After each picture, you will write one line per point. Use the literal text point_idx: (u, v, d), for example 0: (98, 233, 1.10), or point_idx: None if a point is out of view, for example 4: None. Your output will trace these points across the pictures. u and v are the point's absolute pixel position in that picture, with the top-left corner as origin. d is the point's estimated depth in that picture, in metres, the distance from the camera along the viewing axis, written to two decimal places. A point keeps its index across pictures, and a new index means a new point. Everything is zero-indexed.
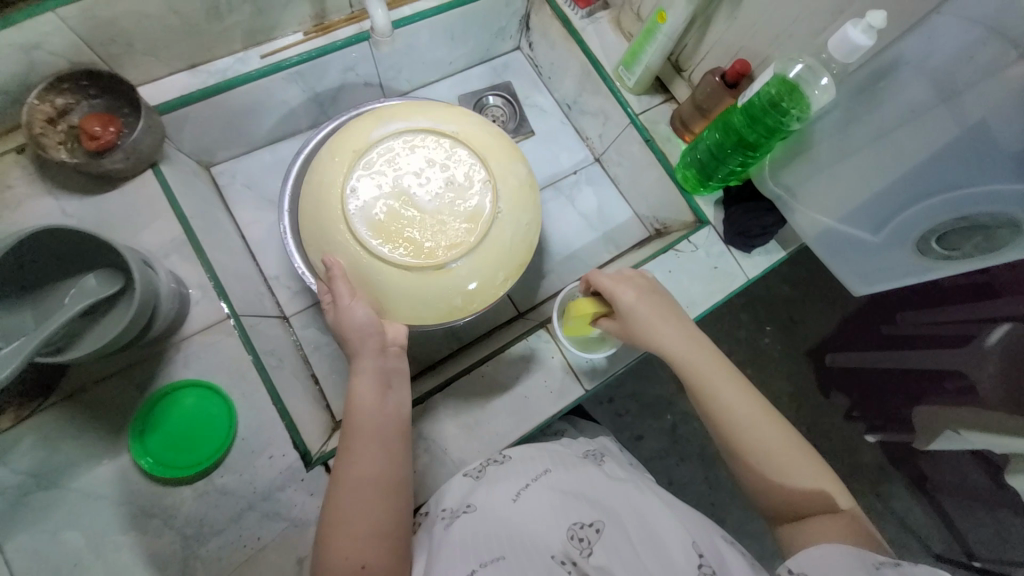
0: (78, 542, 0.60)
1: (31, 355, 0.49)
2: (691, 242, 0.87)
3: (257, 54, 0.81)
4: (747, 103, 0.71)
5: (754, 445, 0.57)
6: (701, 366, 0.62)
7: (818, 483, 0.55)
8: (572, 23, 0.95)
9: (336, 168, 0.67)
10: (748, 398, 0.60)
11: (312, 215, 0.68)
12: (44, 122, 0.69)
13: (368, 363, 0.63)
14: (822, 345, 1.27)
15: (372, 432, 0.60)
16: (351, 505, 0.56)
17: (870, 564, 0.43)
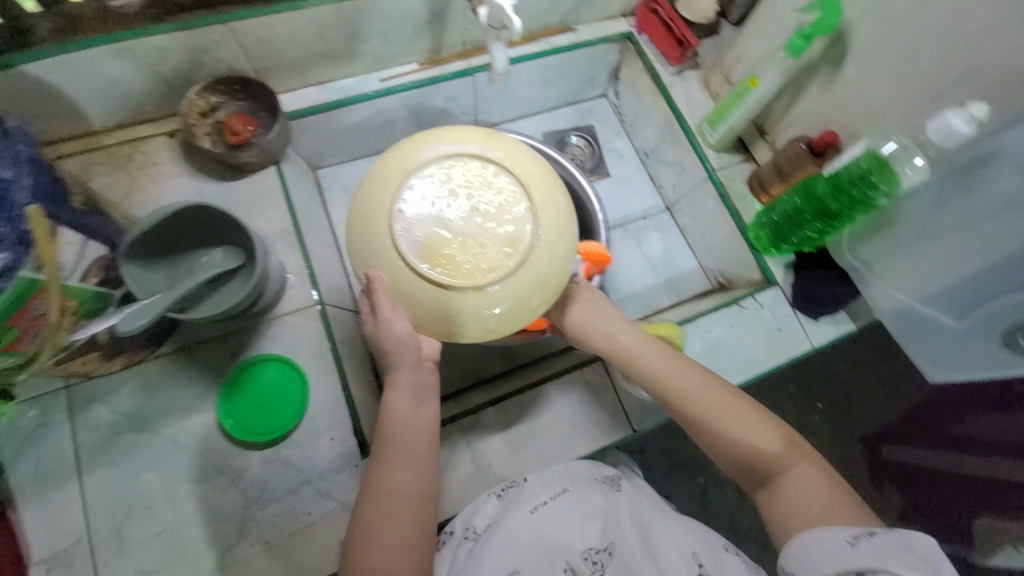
0: (156, 484, 0.66)
1: (161, 311, 0.56)
2: (756, 300, 0.87)
3: (376, 77, 0.91)
4: (834, 173, 0.72)
5: (715, 425, 0.62)
6: (653, 359, 0.68)
7: (778, 446, 0.59)
8: (662, 79, 0.99)
9: (382, 184, 0.63)
10: (697, 378, 0.65)
11: (356, 228, 0.64)
12: (198, 115, 0.80)
13: (408, 375, 0.66)
14: (878, 436, 1.21)
15: (410, 445, 0.64)
16: (390, 512, 0.59)
17: (845, 543, 0.48)
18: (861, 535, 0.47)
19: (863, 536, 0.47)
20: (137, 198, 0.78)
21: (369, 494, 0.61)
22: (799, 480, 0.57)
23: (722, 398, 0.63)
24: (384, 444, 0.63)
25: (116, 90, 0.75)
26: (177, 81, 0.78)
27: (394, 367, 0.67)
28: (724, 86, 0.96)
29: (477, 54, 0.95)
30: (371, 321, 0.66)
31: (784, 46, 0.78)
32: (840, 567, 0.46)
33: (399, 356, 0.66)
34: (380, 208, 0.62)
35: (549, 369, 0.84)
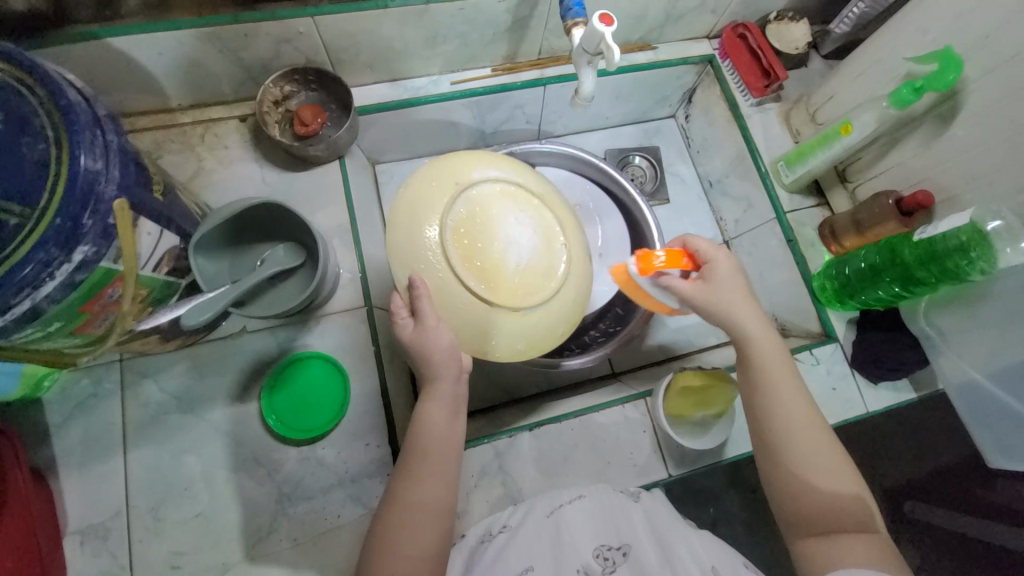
0: (197, 467, 0.67)
1: (223, 306, 0.57)
2: (813, 354, 0.82)
3: (448, 80, 0.90)
4: (929, 240, 0.68)
5: (800, 452, 0.59)
6: (769, 367, 0.63)
7: (852, 500, 0.57)
8: (740, 109, 0.94)
9: (433, 193, 0.62)
10: (802, 399, 0.61)
11: (399, 231, 0.62)
12: (270, 103, 0.80)
13: (444, 392, 0.64)
14: (903, 489, 1.15)
15: (437, 455, 0.62)
16: (414, 525, 0.59)
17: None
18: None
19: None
20: (204, 179, 0.79)
21: (392, 501, 0.61)
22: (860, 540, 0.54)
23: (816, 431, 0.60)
24: (413, 453, 0.62)
25: (196, 72, 0.75)
26: (255, 67, 0.78)
27: (429, 378, 0.64)
28: (807, 124, 0.91)
29: (551, 64, 0.92)
30: (408, 327, 0.62)
31: (887, 94, 0.73)
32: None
33: (434, 368, 0.63)
34: (432, 216, 0.61)
35: (588, 400, 0.82)
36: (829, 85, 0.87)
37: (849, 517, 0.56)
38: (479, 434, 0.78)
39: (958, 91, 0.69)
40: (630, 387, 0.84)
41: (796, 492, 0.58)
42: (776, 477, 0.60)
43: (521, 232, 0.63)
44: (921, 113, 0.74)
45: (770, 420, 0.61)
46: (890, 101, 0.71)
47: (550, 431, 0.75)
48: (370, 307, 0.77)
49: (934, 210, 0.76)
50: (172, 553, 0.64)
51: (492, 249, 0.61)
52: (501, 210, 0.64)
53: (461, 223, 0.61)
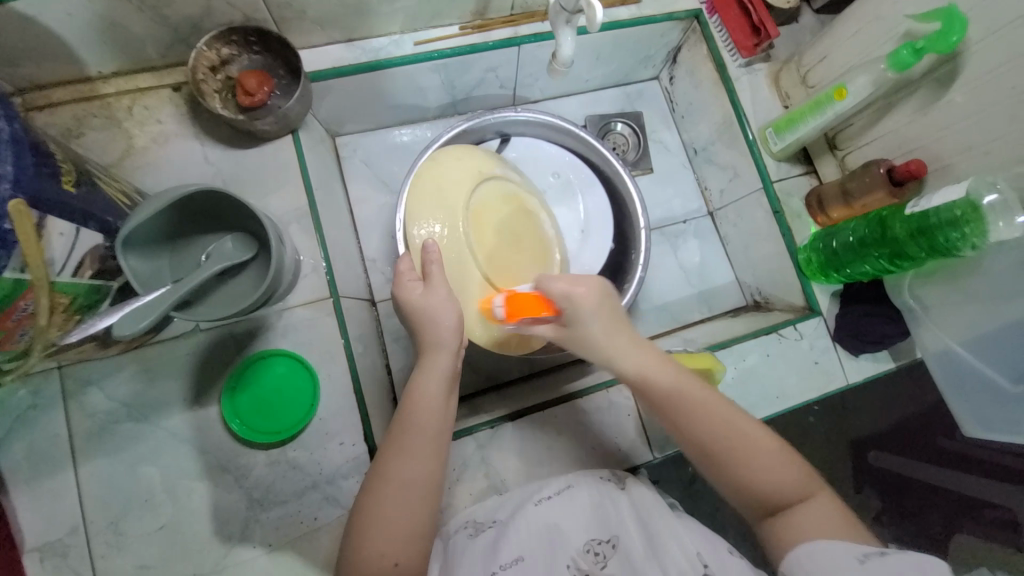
0: (156, 478, 0.63)
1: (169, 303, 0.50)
2: (797, 329, 0.81)
3: (411, 40, 0.81)
4: (921, 214, 0.66)
5: (725, 456, 0.58)
6: (673, 381, 0.61)
7: (797, 475, 0.57)
8: (727, 70, 0.88)
9: (460, 178, 0.74)
10: (704, 401, 0.60)
11: (422, 200, 0.73)
12: (207, 69, 0.71)
13: (445, 364, 0.62)
14: (871, 441, 1.17)
15: (431, 430, 0.60)
16: (400, 503, 0.56)
17: (855, 558, 0.47)
18: (873, 556, 0.47)
19: (874, 557, 0.47)
20: (136, 160, 0.70)
21: (381, 479, 0.57)
22: (813, 511, 0.54)
23: (740, 425, 0.59)
24: (404, 428, 0.59)
25: (115, 33, 0.65)
26: (184, 27, 0.67)
27: (430, 350, 0.63)
28: (797, 88, 0.86)
29: (524, 21, 0.83)
30: (413, 291, 0.64)
31: (884, 56, 0.68)
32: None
33: (440, 337, 0.62)
34: (455, 198, 0.73)
35: (568, 386, 0.79)
36: (821, 44, 0.81)
37: (798, 490, 0.56)
38: (459, 425, 0.75)
39: (958, 53, 0.65)
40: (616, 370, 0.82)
41: (737, 487, 0.57)
42: (719, 480, 0.59)
43: (521, 228, 0.77)
44: (918, 76, 0.70)
45: (691, 437, 0.60)
46: (888, 64, 0.68)
47: (534, 419, 0.73)
48: (338, 298, 0.71)
49: (925, 180, 0.74)
50: (137, 568, 0.60)
51: (500, 236, 0.75)
52: (511, 208, 0.77)
53: (478, 211, 0.74)
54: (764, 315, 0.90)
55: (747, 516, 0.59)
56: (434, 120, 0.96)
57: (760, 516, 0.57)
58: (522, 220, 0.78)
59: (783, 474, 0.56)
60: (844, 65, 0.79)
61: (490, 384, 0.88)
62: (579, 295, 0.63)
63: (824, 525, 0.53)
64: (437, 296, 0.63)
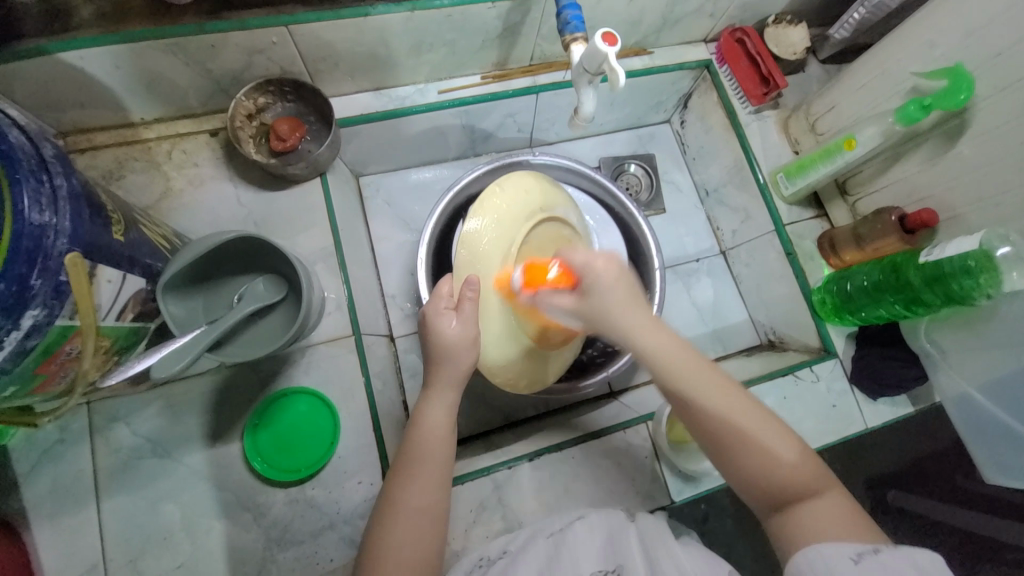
0: (176, 515, 0.63)
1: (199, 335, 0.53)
2: (813, 371, 0.81)
3: (435, 88, 0.85)
4: (934, 262, 0.67)
5: (741, 446, 0.54)
6: (687, 368, 0.56)
7: (808, 468, 0.53)
8: (738, 116, 0.92)
9: (519, 212, 0.73)
10: (719, 389, 0.56)
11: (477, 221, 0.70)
12: (243, 117, 0.75)
13: (450, 396, 0.65)
14: (888, 480, 1.13)
15: (438, 460, 0.60)
16: (410, 534, 0.56)
17: (847, 558, 0.45)
18: (865, 553, 0.45)
19: (866, 554, 0.45)
20: (172, 201, 0.73)
21: (389, 511, 0.57)
22: (819, 508, 0.51)
23: (751, 413, 0.55)
24: (410, 457, 0.60)
25: (161, 85, 0.69)
26: (225, 79, 0.71)
27: (436, 384, 0.64)
28: (806, 134, 0.89)
29: (543, 70, 0.87)
30: (447, 320, 0.64)
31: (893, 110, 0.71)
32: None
33: (447, 373, 0.64)
34: (512, 228, 0.72)
35: (584, 427, 0.79)
36: (830, 95, 0.84)
37: (805, 484, 0.53)
38: (476, 465, 0.75)
39: (965, 108, 0.67)
40: (632, 411, 0.82)
41: (746, 478, 0.54)
42: (727, 467, 0.56)
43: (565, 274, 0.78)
44: (926, 129, 0.73)
45: (702, 424, 0.56)
46: (896, 116, 0.70)
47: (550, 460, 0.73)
48: (359, 336, 0.73)
49: (937, 228, 0.75)
50: None
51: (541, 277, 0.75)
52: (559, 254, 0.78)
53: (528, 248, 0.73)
54: (779, 355, 0.90)
55: (754, 507, 0.56)
56: (454, 161, 1.00)
57: (769, 510, 0.54)
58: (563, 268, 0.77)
59: (794, 467, 0.53)
60: (853, 115, 0.82)
61: (505, 422, 0.88)
62: (599, 263, 0.58)
63: (833, 526, 0.50)
64: (467, 333, 0.64)
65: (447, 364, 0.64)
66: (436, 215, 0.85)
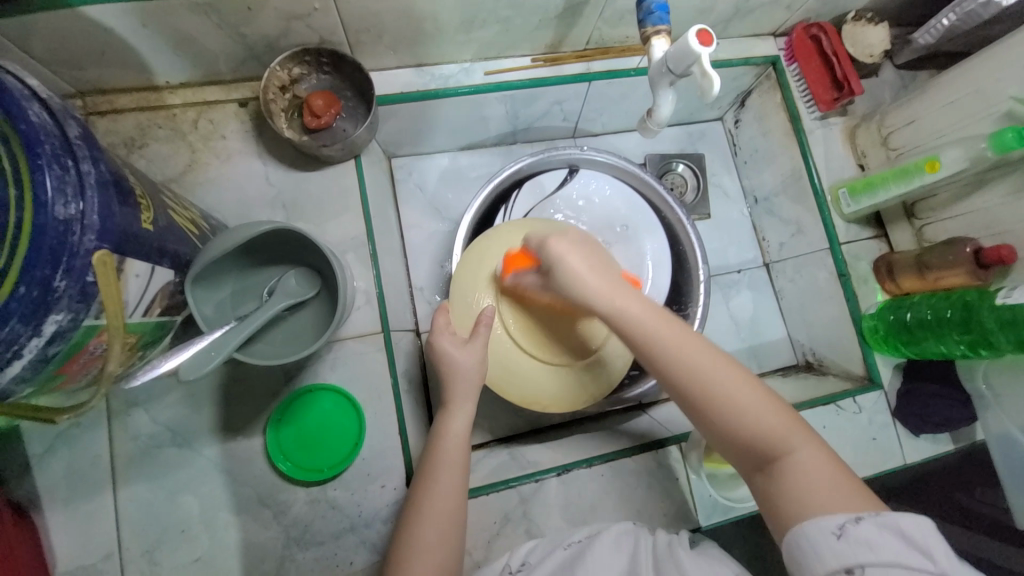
0: (194, 508, 0.61)
1: (223, 338, 0.49)
2: (856, 402, 0.77)
3: (482, 69, 0.78)
4: (1012, 307, 0.63)
5: (708, 401, 0.49)
6: (642, 320, 0.51)
7: (786, 422, 0.48)
8: (802, 122, 0.85)
9: (502, 248, 0.68)
10: (681, 337, 0.51)
11: (466, 267, 0.69)
12: (277, 88, 0.69)
13: (471, 404, 0.61)
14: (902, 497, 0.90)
15: (460, 467, 0.58)
16: (435, 539, 0.53)
17: (830, 534, 0.42)
18: (848, 524, 0.41)
19: (849, 525, 0.41)
20: (197, 176, 0.68)
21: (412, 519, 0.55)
22: (801, 466, 0.46)
23: (723, 369, 0.50)
24: (432, 464, 0.58)
25: (190, 47, 0.63)
26: (259, 46, 0.65)
27: (456, 390, 0.61)
28: (875, 148, 0.83)
29: (598, 57, 0.80)
30: (448, 341, 0.62)
31: (988, 135, 0.66)
32: (829, 566, 0.41)
33: (467, 380, 0.61)
34: (493, 268, 0.68)
35: (613, 443, 0.76)
36: (910, 107, 0.78)
37: (781, 440, 0.48)
38: (501, 474, 0.72)
39: None
40: (665, 429, 0.79)
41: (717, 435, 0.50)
42: (700, 424, 0.51)
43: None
44: (1017, 159, 0.68)
45: (667, 377, 0.51)
46: (989, 143, 0.66)
47: (579, 476, 0.70)
48: (388, 333, 0.69)
49: (1013, 267, 0.70)
50: None
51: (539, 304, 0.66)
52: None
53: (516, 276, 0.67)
54: (818, 378, 0.86)
55: (738, 466, 0.51)
56: (493, 148, 0.94)
57: (750, 469, 0.50)
58: None
59: (766, 423, 0.48)
60: (934, 133, 0.75)
61: (531, 427, 0.86)
62: (553, 240, 0.55)
63: (814, 486, 0.45)
64: (473, 355, 0.61)
65: (461, 378, 0.61)
66: (473, 209, 0.82)
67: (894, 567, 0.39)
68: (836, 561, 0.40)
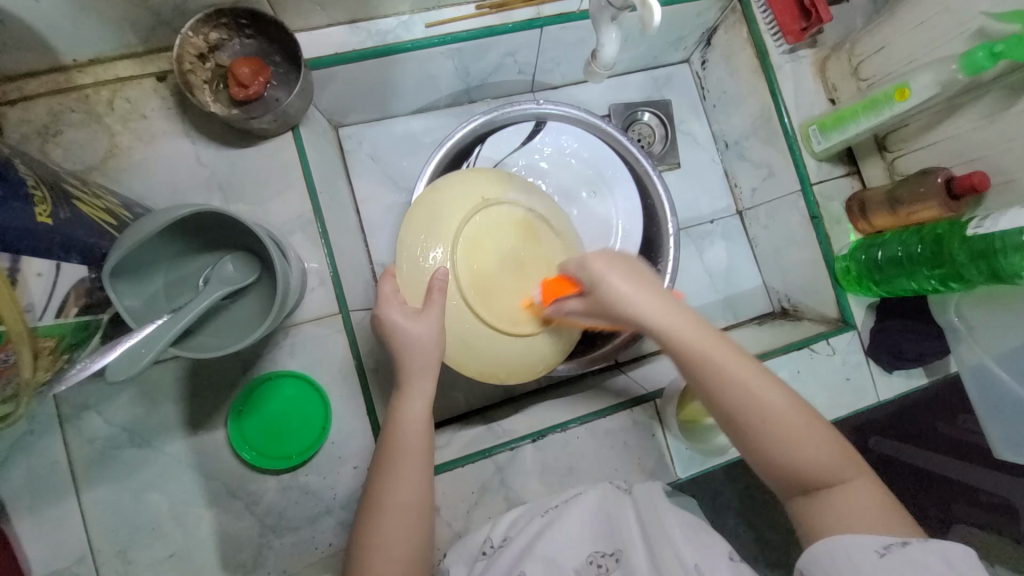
0: (162, 506, 0.60)
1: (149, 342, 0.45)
2: (829, 344, 0.76)
3: (422, 21, 0.72)
4: (984, 237, 0.62)
5: (771, 431, 0.50)
6: (709, 345, 0.52)
7: (838, 452, 0.50)
8: (770, 58, 0.80)
9: (455, 205, 0.63)
10: (746, 367, 0.51)
11: (414, 229, 0.63)
12: (194, 57, 0.63)
13: (429, 383, 0.59)
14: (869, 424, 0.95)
15: (420, 454, 0.57)
16: (397, 530, 0.53)
17: (873, 552, 0.43)
18: (892, 546, 0.43)
19: (895, 546, 0.43)
20: (120, 162, 0.63)
21: (372, 513, 0.54)
22: (850, 494, 0.48)
23: (783, 400, 0.50)
24: (392, 450, 0.56)
25: (89, 17, 0.57)
26: (167, 9, 0.59)
27: (410, 371, 0.59)
28: (846, 79, 0.79)
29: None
30: (397, 312, 0.58)
31: (958, 57, 0.63)
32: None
33: (421, 359, 0.58)
34: (447, 226, 0.62)
35: (588, 405, 0.75)
36: (881, 32, 0.73)
37: (834, 468, 0.49)
38: (476, 445, 0.71)
39: None
40: (640, 387, 0.78)
41: (767, 462, 0.50)
42: (750, 453, 0.52)
43: (532, 263, 0.64)
44: (989, 79, 0.65)
45: (728, 411, 0.51)
46: (959, 65, 0.63)
47: (554, 441, 0.69)
48: (347, 313, 0.67)
49: (985, 195, 0.68)
50: None
51: (502, 269, 0.62)
52: (518, 237, 0.64)
53: (474, 240, 0.62)
54: (793, 324, 0.86)
55: (776, 490, 0.52)
56: (446, 109, 0.88)
57: (793, 493, 0.50)
58: (531, 250, 0.64)
59: (820, 451, 0.49)
60: (904, 59, 0.72)
61: (508, 396, 0.86)
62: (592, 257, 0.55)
63: (862, 514, 0.47)
64: (427, 326, 0.58)
65: (416, 355, 0.58)
66: (426, 176, 0.78)
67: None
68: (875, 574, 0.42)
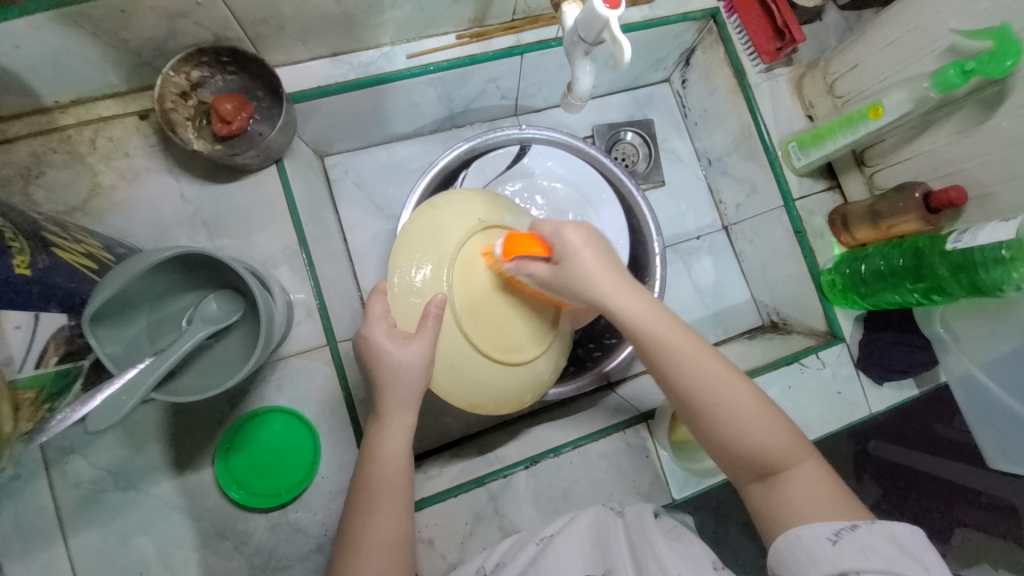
0: (147, 550, 0.59)
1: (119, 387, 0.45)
2: (818, 357, 0.76)
3: (403, 52, 0.73)
4: (964, 250, 0.63)
5: (716, 407, 0.50)
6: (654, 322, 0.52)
7: (784, 436, 0.49)
8: (747, 77, 0.81)
9: (453, 225, 0.62)
10: (685, 340, 0.52)
11: (408, 248, 0.62)
12: (176, 96, 0.64)
13: (407, 416, 0.59)
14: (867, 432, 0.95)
15: (401, 489, 0.56)
16: (380, 569, 0.52)
17: (826, 540, 0.42)
18: (843, 531, 0.43)
19: (845, 531, 0.43)
20: (104, 201, 0.63)
21: (353, 551, 0.53)
22: (800, 480, 0.47)
23: (730, 379, 0.51)
24: (370, 489, 0.55)
25: (70, 61, 0.58)
26: (147, 51, 0.60)
27: (392, 402, 0.58)
28: (822, 97, 0.80)
29: (527, 27, 0.76)
30: (386, 338, 0.57)
31: (929, 74, 0.65)
32: (824, 570, 0.41)
33: (401, 392, 0.57)
34: (443, 248, 0.61)
35: (581, 428, 0.75)
36: (853, 51, 0.75)
37: (784, 451, 0.48)
38: (469, 473, 0.70)
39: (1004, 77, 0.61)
40: (632, 407, 0.78)
41: (719, 446, 0.50)
42: (699, 433, 0.51)
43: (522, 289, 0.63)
44: (959, 96, 0.66)
45: (674, 386, 0.51)
46: (931, 82, 0.64)
47: (547, 467, 0.69)
48: (333, 345, 0.66)
49: (963, 208, 0.70)
50: None
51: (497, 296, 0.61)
52: None
53: (472, 259, 0.61)
54: (782, 337, 0.86)
55: (732, 476, 0.51)
56: (431, 135, 0.89)
57: (747, 480, 0.50)
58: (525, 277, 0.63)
59: (768, 432, 0.49)
60: (877, 76, 0.73)
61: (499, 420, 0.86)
62: (567, 229, 0.55)
63: (814, 500, 0.46)
64: (415, 355, 0.56)
65: (402, 385, 0.57)
66: (411, 203, 0.78)
67: (887, 575, 0.39)
68: (831, 565, 0.41)
